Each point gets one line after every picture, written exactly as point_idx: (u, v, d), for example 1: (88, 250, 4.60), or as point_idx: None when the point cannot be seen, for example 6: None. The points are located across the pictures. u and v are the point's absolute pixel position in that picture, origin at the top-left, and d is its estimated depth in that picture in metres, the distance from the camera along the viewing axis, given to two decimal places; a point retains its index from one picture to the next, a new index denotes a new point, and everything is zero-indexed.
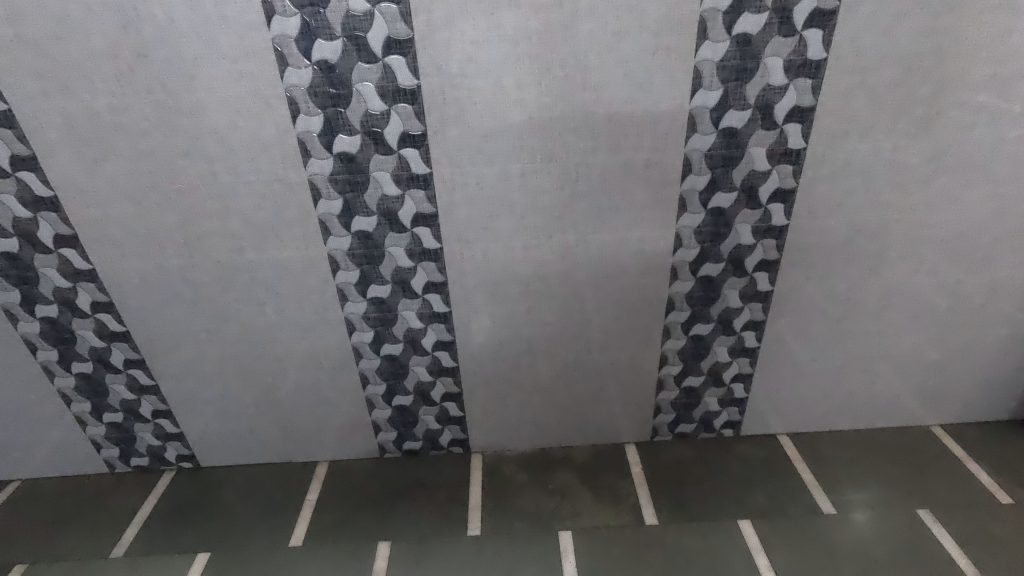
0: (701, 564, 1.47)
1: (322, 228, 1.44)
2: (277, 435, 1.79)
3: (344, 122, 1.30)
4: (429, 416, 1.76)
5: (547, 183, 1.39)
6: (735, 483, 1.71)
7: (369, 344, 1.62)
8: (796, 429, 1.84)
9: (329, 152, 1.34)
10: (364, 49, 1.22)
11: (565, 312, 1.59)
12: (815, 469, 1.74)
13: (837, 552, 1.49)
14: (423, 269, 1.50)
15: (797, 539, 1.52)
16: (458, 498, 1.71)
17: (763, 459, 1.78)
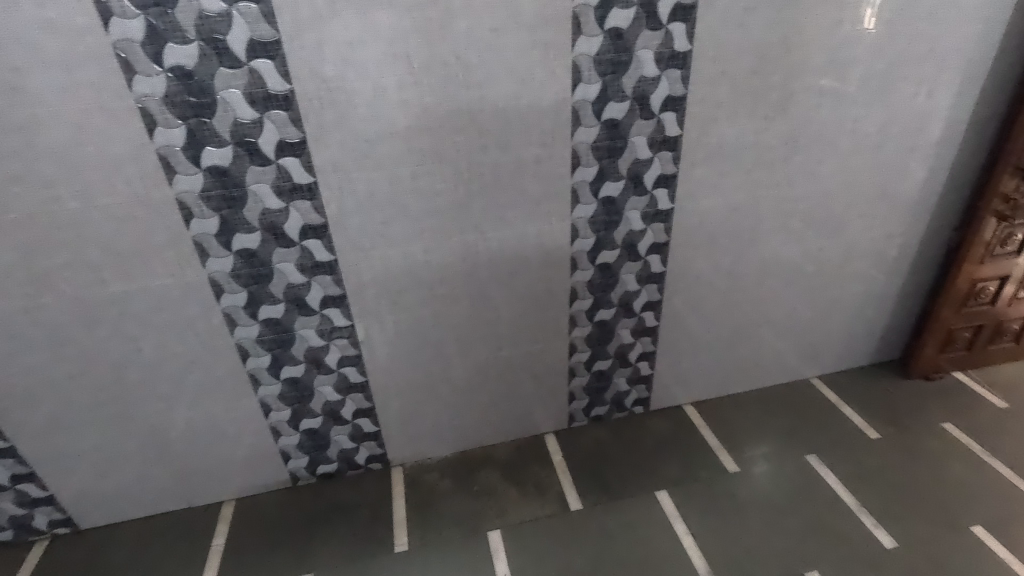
0: (627, 540, 1.53)
1: (198, 250, 1.32)
2: (171, 480, 1.62)
3: (211, 132, 1.20)
4: (341, 435, 1.68)
5: (440, 185, 1.37)
6: (650, 455, 1.79)
7: (266, 369, 1.51)
8: (698, 398, 1.97)
9: (197, 167, 1.23)
10: (225, 53, 1.13)
11: (472, 312, 1.58)
12: (718, 432, 1.85)
13: (744, 507, 1.61)
14: (317, 283, 1.42)
15: (709, 502, 1.63)
16: (382, 515, 1.64)
17: (672, 429, 1.87)
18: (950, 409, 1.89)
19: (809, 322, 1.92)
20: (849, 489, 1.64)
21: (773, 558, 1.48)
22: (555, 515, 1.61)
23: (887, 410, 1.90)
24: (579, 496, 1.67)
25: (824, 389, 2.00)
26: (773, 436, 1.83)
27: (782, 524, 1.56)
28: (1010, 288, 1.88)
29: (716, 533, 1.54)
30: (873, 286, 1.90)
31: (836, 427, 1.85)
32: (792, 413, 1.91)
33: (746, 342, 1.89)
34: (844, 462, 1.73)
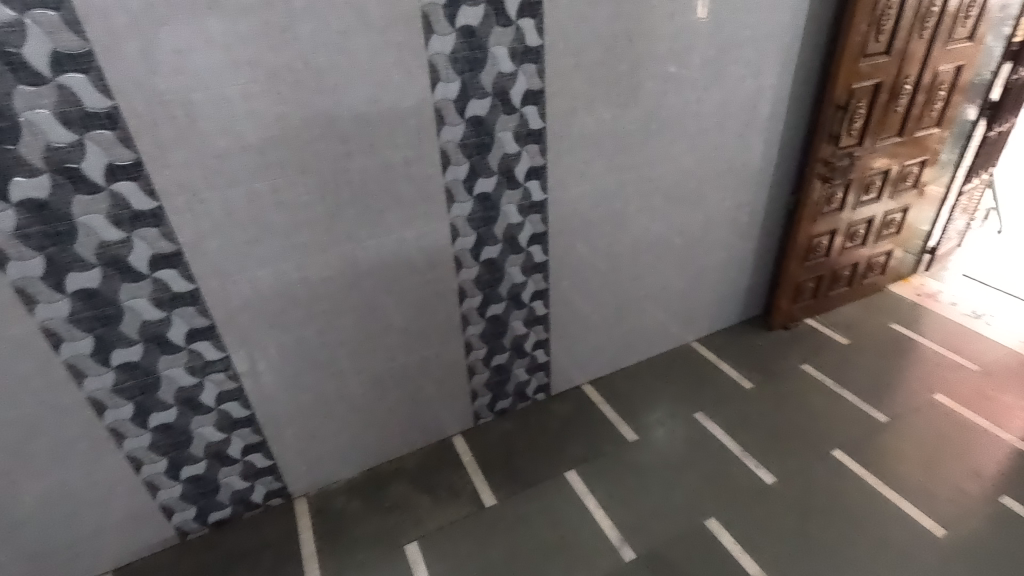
0: (543, 524, 1.57)
1: (22, 297, 1.14)
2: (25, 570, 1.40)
3: (18, 161, 1.04)
4: (232, 476, 1.55)
5: (307, 197, 1.30)
6: (556, 438, 1.84)
7: (130, 420, 1.35)
8: (594, 375, 2.06)
9: (6, 202, 1.06)
10: (23, 69, 0.98)
11: (360, 325, 1.52)
12: (616, 405, 1.95)
13: (646, 471, 1.71)
14: (178, 317, 1.29)
15: (614, 473, 1.70)
16: (289, 551, 1.54)
17: (574, 409, 1.94)
18: (807, 352, 2.14)
19: (682, 292, 2.07)
20: (734, 437, 1.80)
21: (675, 513, 1.58)
22: (471, 515, 1.60)
23: (757, 361, 2.11)
24: (492, 490, 1.68)
25: (703, 351, 2.18)
26: (665, 400, 1.96)
27: (680, 480, 1.67)
28: (839, 240, 2.18)
29: (623, 500, 1.62)
30: (731, 252, 2.09)
31: (717, 383, 2.02)
32: (679, 377, 2.05)
33: (629, 318, 2.00)
34: (727, 414, 1.89)
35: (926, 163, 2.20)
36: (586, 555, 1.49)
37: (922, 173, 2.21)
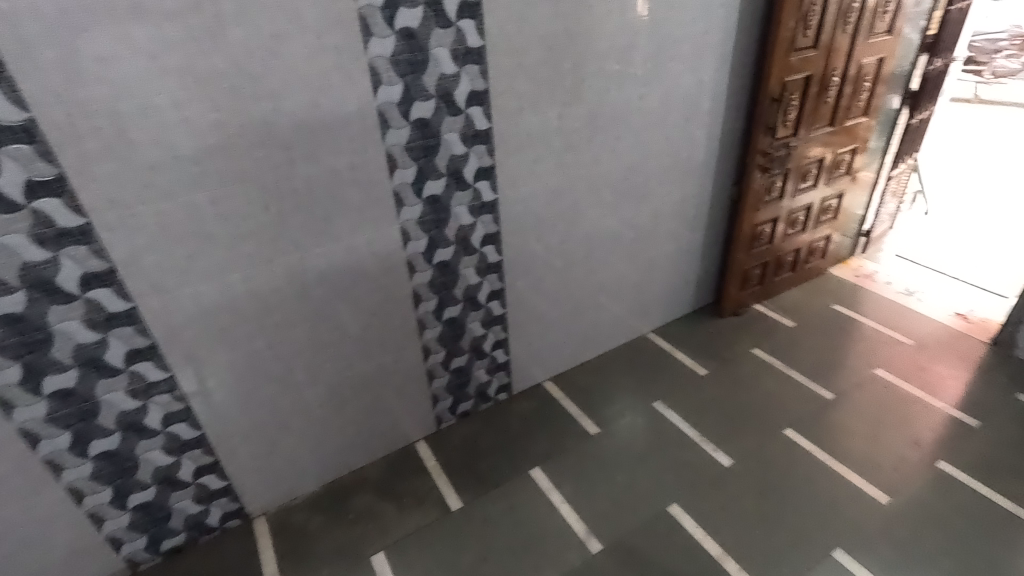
0: (717, 492, 1.77)
1: (395, 200, 1.53)
2: (345, 439, 1.83)
3: (421, 87, 1.42)
4: (480, 370, 2.02)
5: (577, 134, 1.77)
6: (734, 427, 2.00)
7: (433, 311, 1.77)
8: (773, 383, 2.19)
9: (407, 120, 1.44)
10: (440, 15, 1.37)
11: (588, 238, 2.01)
12: (794, 412, 2.05)
13: (816, 475, 1.81)
14: (481, 222, 1.72)
15: (787, 469, 1.83)
16: (507, 454, 1.95)
17: (752, 405, 2.09)
18: (984, 380, 2.15)
19: None
20: (998, 495, 1.71)
21: (842, 517, 1.67)
22: (648, 468, 1.87)
23: (924, 383, 2.15)
24: (724, 467, 1.85)
25: (892, 382, 2.16)
26: (835, 407, 2.06)
27: (926, 511, 1.67)
28: None
29: (858, 509, 1.69)
30: None
31: (887, 398, 2.09)
32: (862, 403, 2.07)
33: None
34: (990, 469, 1.79)
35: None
36: (753, 530, 1.66)
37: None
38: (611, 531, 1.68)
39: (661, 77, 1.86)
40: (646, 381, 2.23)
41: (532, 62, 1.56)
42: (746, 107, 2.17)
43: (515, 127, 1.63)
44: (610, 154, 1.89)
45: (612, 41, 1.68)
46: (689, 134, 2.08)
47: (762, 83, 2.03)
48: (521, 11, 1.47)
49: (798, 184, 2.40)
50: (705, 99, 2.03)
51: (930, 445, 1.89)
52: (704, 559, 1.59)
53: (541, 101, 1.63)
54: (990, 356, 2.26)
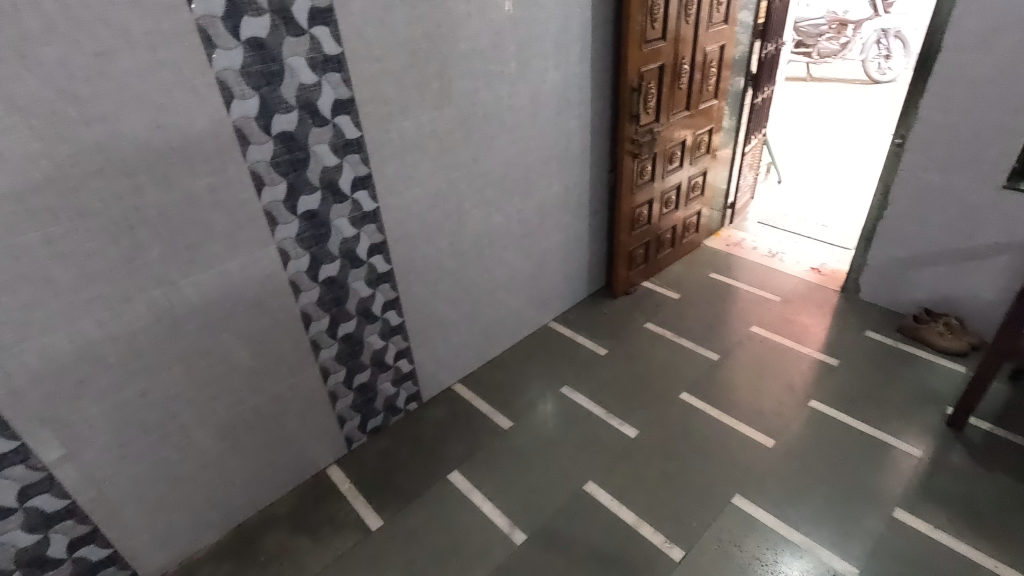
0: (626, 462, 1.87)
1: (268, 220, 1.45)
2: (247, 477, 1.71)
3: (280, 99, 1.36)
4: (386, 383, 1.97)
5: (452, 136, 1.77)
6: (636, 398, 2.12)
7: (326, 330, 1.70)
8: (668, 352, 2.34)
9: (268, 134, 1.37)
10: (291, 23, 1.31)
11: (478, 238, 2.03)
12: (689, 376, 2.21)
13: (713, 430, 1.96)
14: (365, 233, 1.67)
15: (687, 430, 1.97)
16: (425, 460, 1.93)
17: (651, 375, 2.23)
18: (840, 322, 2.45)
19: None
20: (858, 422, 1.96)
21: (739, 464, 1.83)
22: (563, 450, 1.93)
23: (794, 331, 2.41)
24: (631, 439, 1.96)
25: (767, 335, 2.40)
26: (722, 365, 2.25)
27: (804, 447, 1.88)
28: None
29: (749, 456, 1.86)
30: None
31: (765, 350, 2.31)
32: (743, 358, 2.28)
33: None
34: (850, 400, 2.05)
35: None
36: (665, 490, 1.77)
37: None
38: (534, 519, 1.72)
39: (527, 74, 1.91)
40: (552, 368, 2.30)
41: (395, 67, 1.54)
42: (611, 98, 2.29)
43: (388, 133, 1.60)
44: (489, 152, 1.92)
45: (475, 41, 1.70)
46: (562, 127, 2.15)
47: (622, 75, 2.15)
48: (377, 15, 1.45)
49: (667, 166, 2.58)
50: (572, 92, 2.12)
51: (801, 387, 2.12)
52: (621, 528, 1.67)
53: (411, 105, 1.62)
54: (842, 302, 2.57)
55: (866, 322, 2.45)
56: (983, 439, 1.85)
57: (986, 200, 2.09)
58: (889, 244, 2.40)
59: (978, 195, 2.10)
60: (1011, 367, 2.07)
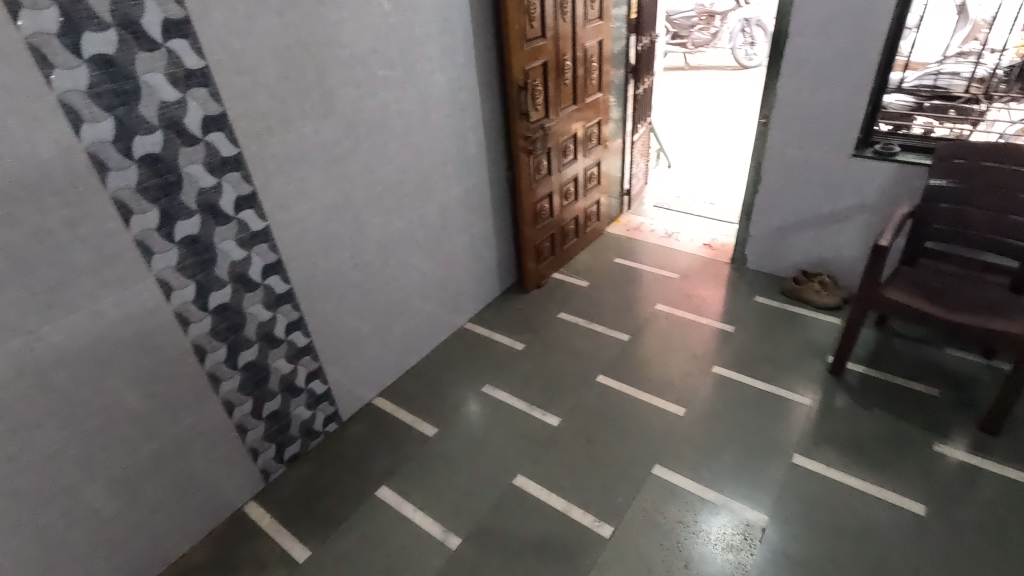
0: (552, 450, 1.91)
1: (142, 250, 1.34)
2: (153, 530, 1.58)
3: (140, 119, 1.26)
4: (300, 408, 1.89)
5: (341, 146, 1.72)
6: (556, 387, 2.17)
7: (224, 361, 1.60)
8: (583, 338, 2.41)
9: (130, 158, 1.26)
10: (142, 37, 1.21)
11: (381, 248, 1.99)
12: (604, 359, 2.29)
13: (630, 407, 2.05)
14: (256, 253, 1.59)
15: (607, 410, 2.05)
16: (350, 481, 1.87)
17: (569, 363, 2.29)
18: (733, 291, 2.64)
19: None
20: (757, 381, 2.12)
21: (657, 435, 1.93)
22: (491, 448, 1.94)
23: (694, 305, 2.57)
24: (554, 427, 2.00)
25: (671, 311, 2.54)
26: (634, 345, 2.35)
27: (712, 411, 2.01)
28: None
29: (665, 426, 1.96)
30: None
31: (670, 325, 2.45)
32: (652, 335, 2.40)
33: None
34: (748, 362, 2.22)
35: (996, 70, 2.13)
36: (591, 471, 1.83)
37: (991, 82, 2.15)
38: (468, 521, 1.72)
39: (412, 78, 1.89)
40: (472, 369, 2.30)
41: (268, 78, 1.47)
42: (500, 96, 2.33)
43: (269, 147, 1.53)
44: (382, 159, 1.88)
45: (353, 47, 1.66)
46: (454, 129, 2.15)
47: (508, 73, 2.18)
48: (242, 25, 1.37)
49: (562, 159, 2.65)
50: (460, 94, 2.12)
51: (705, 356, 2.26)
52: (553, 515, 1.71)
53: (292, 117, 1.56)
54: (733, 273, 2.78)
55: (755, 288, 2.66)
56: (860, 381, 2.08)
57: (839, 168, 2.34)
58: (767, 215, 2.62)
59: (833, 165, 2.34)
60: (876, 314, 2.33)
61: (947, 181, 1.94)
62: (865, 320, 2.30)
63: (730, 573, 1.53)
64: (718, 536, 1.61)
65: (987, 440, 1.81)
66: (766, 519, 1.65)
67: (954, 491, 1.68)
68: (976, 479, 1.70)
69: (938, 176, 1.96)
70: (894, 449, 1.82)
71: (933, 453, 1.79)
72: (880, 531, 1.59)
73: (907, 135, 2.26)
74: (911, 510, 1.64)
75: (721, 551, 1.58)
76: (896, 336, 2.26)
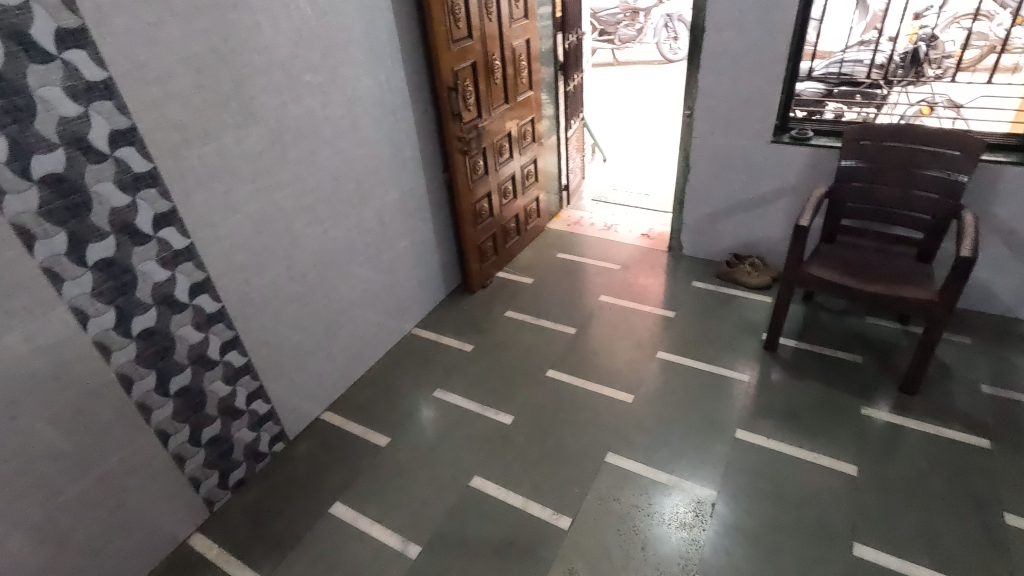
0: (508, 449, 1.92)
1: (50, 278, 1.25)
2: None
3: (37, 137, 1.17)
4: (242, 430, 1.81)
5: (267, 156, 1.66)
6: (508, 386, 2.17)
7: (154, 389, 1.51)
8: (532, 335, 2.43)
9: (29, 180, 1.17)
10: (32, 48, 1.13)
11: (317, 259, 1.93)
12: (554, 354, 2.32)
13: (581, 400, 2.08)
14: (181, 273, 1.51)
15: (559, 405, 2.07)
16: (301, 501, 1.81)
17: (519, 361, 2.29)
18: (673, 278, 2.73)
19: None
20: (700, 362, 2.20)
21: (609, 424, 1.97)
22: (445, 454, 1.93)
23: (636, 294, 2.64)
24: (508, 426, 2.01)
25: (615, 301, 2.59)
26: (581, 337, 2.39)
27: (660, 395, 2.07)
28: None
29: (616, 415, 2.00)
30: None
31: (615, 316, 2.50)
32: (598, 327, 2.44)
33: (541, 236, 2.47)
34: (690, 345, 2.29)
35: (893, 57, 2.34)
36: (546, 466, 1.85)
37: (888, 68, 2.30)
38: (426, 528, 1.70)
39: (337, 82, 1.84)
40: (422, 374, 2.28)
41: (181, 87, 1.40)
42: (430, 98, 2.30)
43: (187, 160, 1.45)
44: (311, 167, 1.83)
45: (272, 53, 1.60)
46: (386, 133, 2.12)
47: (436, 74, 2.17)
48: (147, 33, 1.30)
49: (498, 158, 2.66)
50: (389, 97, 2.09)
51: (650, 342, 2.33)
52: (512, 513, 1.72)
53: (210, 128, 1.49)
54: (670, 260, 2.87)
55: (692, 273, 2.75)
56: (792, 355, 2.19)
57: (761, 154, 2.45)
58: (698, 203, 2.72)
59: (755, 151, 2.46)
60: (803, 290, 2.46)
61: (856, 161, 2.07)
62: (794, 297, 2.42)
63: (685, 550, 1.58)
64: (671, 516, 1.66)
65: (907, 400, 1.95)
66: (715, 494, 1.71)
67: (881, 450, 1.80)
68: (900, 437, 1.83)
69: (849, 157, 2.08)
70: (826, 416, 1.93)
71: (861, 416, 1.91)
72: (818, 495, 1.69)
73: (820, 120, 2.37)
74: (845, 472, 1.74)
75: (676, 530, 1.63)
76: (822, 310, 2.39)
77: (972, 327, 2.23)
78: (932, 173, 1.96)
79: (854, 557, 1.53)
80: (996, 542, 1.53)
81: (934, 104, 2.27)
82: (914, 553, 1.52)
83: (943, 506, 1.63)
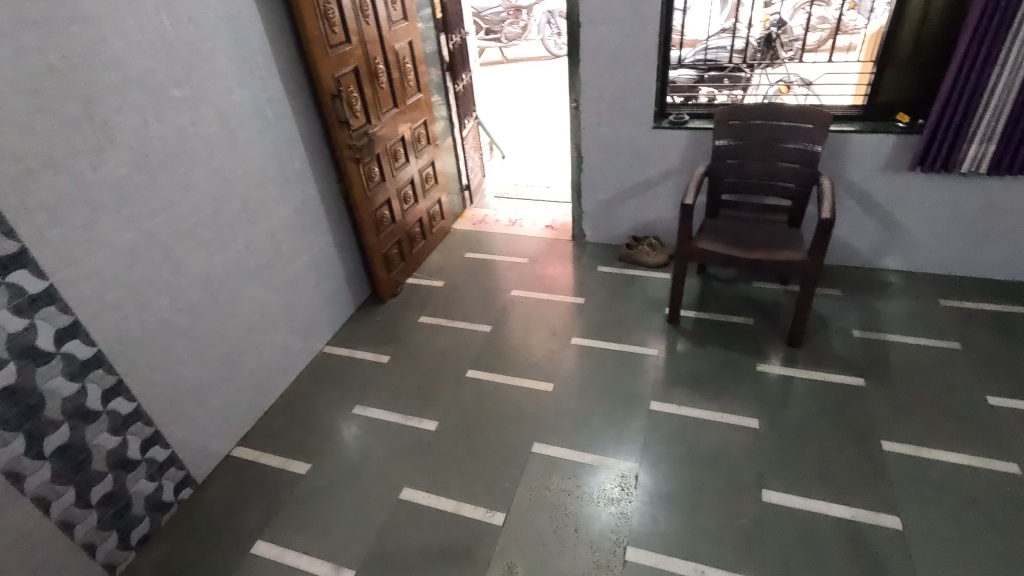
0: (435, 456, 1.89)
1: None
2: None
3: None
4: (140, 482, 1.66)
5: (132, 180, 1.52)
6: (429, 393, 2.14)
7: (25, 452, 1.35)
8: (447, 339, 2.41)
9: None
10: None
11: (206, 286, 1.80)
12: (472, 355, 2.31)
13: (503, 396, 2.09)
14: (43, 319, 1.36)
15: (482, 404, 2.07)
16: (219, 546, 1.69)
17: (438, 366, 2.27)
18: (579, 266, 2.81)
19: None
20: (612, 343, 2.29)
21: (533, 415, 2.00)
22: (371, 470, 1.87)
23: (546, 285, 2.69)
24: (433, 432, 1.98)
25: (526, 294, 2.63)
26: (498, 334, 2.40)
27: (578, 380, 2.12)
28: None
29: (539, 405, 2.04)
30: None
31: (528, 308, 2.54)
32: (513, 321, 2.47)
33: None
34: (602, 328, 2.38)
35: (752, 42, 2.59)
36: (475, 466, 1.84)
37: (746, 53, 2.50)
38: (360, 549, 1.64)
39: (206, 96, 1.72)
40: (339, 393, 2.19)
41: (15, 113, 1.25)
42: (314, 107, 2.21)
43: (34, 194, 1.30)
44: (187, 189, 1.70)
45: (124, 68, 1.46)
46: (268, 146, 2.01)
47: (317, 82, 2.08)
48: None
49: (393, 164, 2.60)
50: (268, 108, 1.98)
51: (564, 330, 2.38)
52: (445, 518, 1.70)
53: (60, 156, 1.34)
54: (575, 249, 2.95)
55: (597, 259, 2.85)
56: (694, 325, 2.33)
57: (646, 139, 2.58)
58: (595, 191, 2.82)
59: (639, 137, 2.58)
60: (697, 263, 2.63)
61: (728, 140, 2.23)
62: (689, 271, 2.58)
63: (615, 523, 1.64)
64: (600, 494, 1.72)
65: (795, 353, 2.14)
66: (637, 466, 1.79)
67: (777, 401, 1.96)
68: (791, 387, 2.00)
69: (722, 137, 2.25)
70: (728, 378, 2.07)
71: (758, 374, 2.07)
72: (729, 450, 1.82)
73: (695, 104, 2.54)
74: (749, 426, 1.88)
75: (605, 506, 1.68)
76: (715, 280, 2.57)
77: (842, 280, 2.49)
78: (792, 146, 2.16)
79: (764, 502, 1.66)
80: (878, 467, 1.72)
81: (790, 83, 2.46)
82: (814, 489, 1.68)
83: (833, 443, 1.80)
